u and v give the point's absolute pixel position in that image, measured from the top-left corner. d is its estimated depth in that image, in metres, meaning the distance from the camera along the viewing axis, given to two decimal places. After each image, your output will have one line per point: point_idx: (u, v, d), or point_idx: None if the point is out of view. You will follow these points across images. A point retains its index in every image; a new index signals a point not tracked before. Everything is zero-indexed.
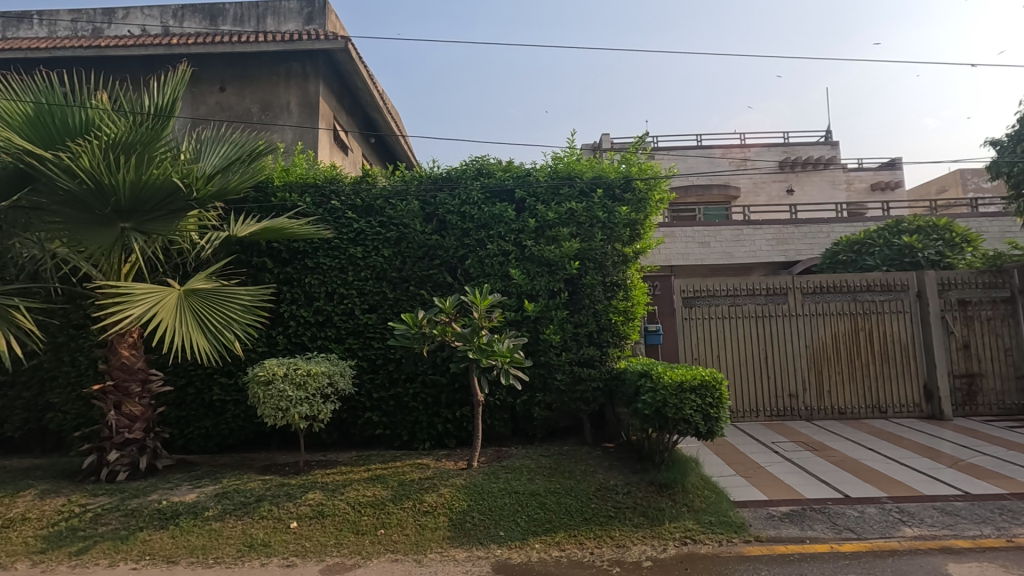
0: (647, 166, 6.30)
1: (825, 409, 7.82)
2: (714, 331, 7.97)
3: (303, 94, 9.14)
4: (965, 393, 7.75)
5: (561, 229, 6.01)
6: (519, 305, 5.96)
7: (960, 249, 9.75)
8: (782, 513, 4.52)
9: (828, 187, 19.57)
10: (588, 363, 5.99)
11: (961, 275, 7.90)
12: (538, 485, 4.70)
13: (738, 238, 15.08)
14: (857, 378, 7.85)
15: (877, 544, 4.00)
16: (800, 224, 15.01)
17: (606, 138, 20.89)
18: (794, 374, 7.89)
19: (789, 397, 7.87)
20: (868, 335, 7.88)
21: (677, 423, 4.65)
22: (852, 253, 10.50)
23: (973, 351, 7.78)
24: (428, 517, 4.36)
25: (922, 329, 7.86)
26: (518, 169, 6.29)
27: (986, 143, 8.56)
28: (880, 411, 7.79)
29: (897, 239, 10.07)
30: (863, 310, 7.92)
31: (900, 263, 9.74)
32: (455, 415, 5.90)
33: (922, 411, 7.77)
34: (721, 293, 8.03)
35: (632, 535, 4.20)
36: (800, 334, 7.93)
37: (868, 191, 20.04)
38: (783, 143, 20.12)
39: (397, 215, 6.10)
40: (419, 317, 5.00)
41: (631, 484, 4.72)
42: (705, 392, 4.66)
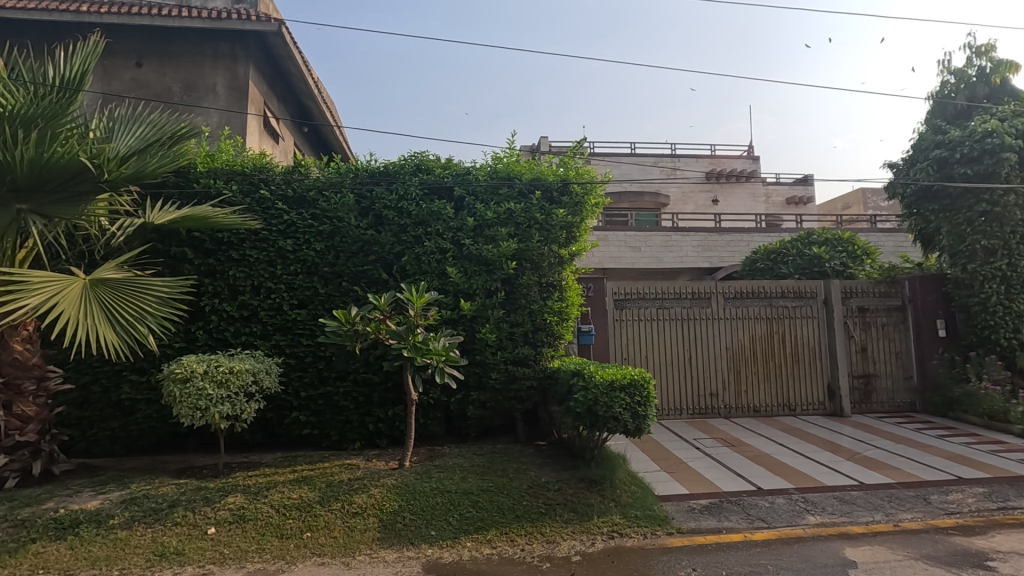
0: (585, 170, 6.43)
1: (742, 407, 8.33)
2: (643, 332, 8.28)
3: (231, 76, 8.65)
4: (862, 392, 8.49)
5: (499, 229, 6.04)
6: (455, 304, 5.94)
7: (861, 261, 10.66)
8: (702, 505, 4.77)
9: (749, 198, 20.85)
10: (522, 362, 6.05)
11: (861, 284, 8.65)
12: (471, 484, 4.70)
13: (667, 244, 15.76)
14: (770, 378, 8.41)
15: (784, 532, 4.32)
16: (723, 233, 15.89)
17: (545, 141, 21.16)
18: (714, 374, 8.34)
19: (710, 396, 8.32)
20: (781, 338, 8.46)
21: (607, 421, 4.80)
22: (769, 261, 11.27)
23: (869, 353, 8.53)
24: (358, 518, 4.25)
25: (827, 333, 8.54)
26: (457, 167, 6.28)
27: (885, 165, 9.40)
28: (789, 409, 8.39)
29: (808, 250, 10.88)
30: (778, 314, 8.50)
31: (810, 272, 10.52)
32: (387, 414, 5.78)
33: (825, 408, 8.43)
34: (651, 296, 8.36)
35: (561, 530, 4.30)
36: (721, 336, 8.40)
37: (784, 205, 21.54)
38: (710, 155, 21.21)
39: (331, 207, 5.90)
40: (353, 314, 4.85)
41: (562, 481, 4.82)
42: (634, 391, 4.83)
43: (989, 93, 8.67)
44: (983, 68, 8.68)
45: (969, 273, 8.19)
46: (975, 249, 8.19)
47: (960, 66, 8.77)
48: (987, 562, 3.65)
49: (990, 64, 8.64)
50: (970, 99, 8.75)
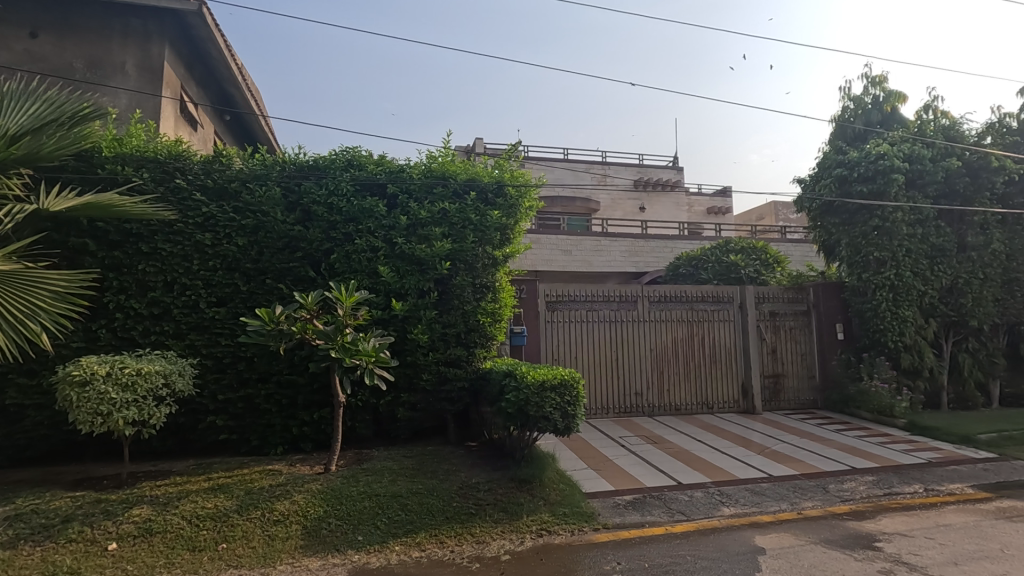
0: (520, 173, 6.47)
1: (664, 406, 8.71)
2: (573, 334, 8.46)
3: (144, 56, 8.04)
4: (771, 391, 9.12)
5: (433, 229, 5.99)
6: (386, 304, 5.83)
7: (772, 268, 11.47)
8: (626, 501, 4.96)
9: (673, 207, 21.88)
10: (454, 363, 6.02)
11: (772, 290, 9.31)
12: (401, 486, 4.62)
13: (597, 248, 16.24)
14: (690, 378, 8.85)
15: (701, 523, 4.57)
16: (649, 239, 16.58)
17: (479, 142, 21.15)
18: (640, 374, 8.67)
19: (635, 395, 8.64)
20: (700, 340, 8.94)
21: (538, 421, 4.87)
22: (691, 267, 11.90)
23: (778, 354, 9.19)
24: (280, 526, 4.07)
25: (742, 336, 9.11)
26: (391, 164, 6.17)
27: (795, 180, 10.17)
28: (707, 407, 8.86)
29: (726, 257, 11.57)
30: (698, 318, 8.97)
31: (728, 278, 11.21)
32: (313, 417, 5.56)
33: (739, 406, 8.98)
34: (581, 298, 8.57)
35: (491, 530, 4.31)
36: (647, 338, 8.74)
37: (704, 214, 22.79)
38: (638, 165, 22.06)
39: (255, 200, 5.62)
40: (277, 313, 4.61)
41: (493, 481, 4.85)
42: (564, 391, 4.94)
43: (882, 119, 9.64)
44: (877, 97, 9.67)
45: (864, 282, 8.99)
46: (869, 260, 8.99)
47: (859, 94, 9.68)
48: (876, 543, 4.04)
49: (883, 93, 9.59)
50: (866, 124, 9.67)
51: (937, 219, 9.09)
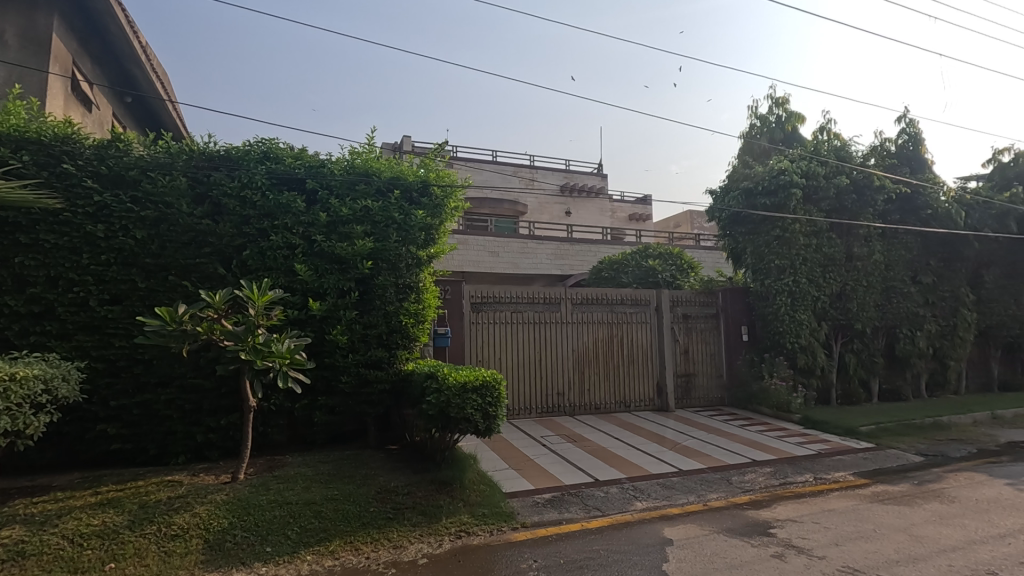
0: (445, 173, 6.42)
1: (584, 405, 8.97)
2: (497, 335, 8.52)
3: (28, 26, 7.27)
4: (684, 389, 9.63)
5: (355, 227, 5.82)
6: (304, 303, 5.60)
7: (687, 273, 12.12)
8: (545, 499, 5.07)
9: (597, 212, 22.59)
10: (375, 364, 5.87)
11: (686, 294, 9.84)
12: (316, 493, 4.45)
13: (523, 250, 16.45)
14: (609, 377, 9.17)
15: (615, 518, 4.75)
16: (574, 243, 17.01)
17: (407, 139, 20.82)
18: (562, 374, 8.87)
19: (556, 395, 8.83)
20: (619, 341, 9.28)
21: (460, 423, 4.87)
22: (612, 271, 12.34)
23: (690, 355, 9.73)
24: (178, 541, 3.79)
25: (658, 337, 9.55)
26: (311, 158, 5.94)
27: (707, 192, 10.83)
28: (624, 405, 9.22)
29: (645, 262, 12.09)
30: (617, 319, 9.32)
31: (646, 282, 11.74)
32: (220, 423, 5.23)
33: (654, 404, 9.42)
34: (505, 300, 8.65)
35: (409, 534, 4.25)
36: (569, 339, 8.96)
37: (626, 220, 23.69)
38: (565, 170, 22.59)
39: (158, 190, 5.21)
40: (180, 313, 4.30)
41: (412, 484, 4.78)
42: (485, 392, 4.96)
43: (783, 138, 10.47)
44: (780, 118, 10.52)
45: (766, 287, 9.71)
46: (771, 267, 9.72)
47: (764, 113, 10.47)
48: (770, 529, 4.37)
49: (784, 114, 10.45)
50: (769, 141, 10.48)
51: (829, 231, 9.96)
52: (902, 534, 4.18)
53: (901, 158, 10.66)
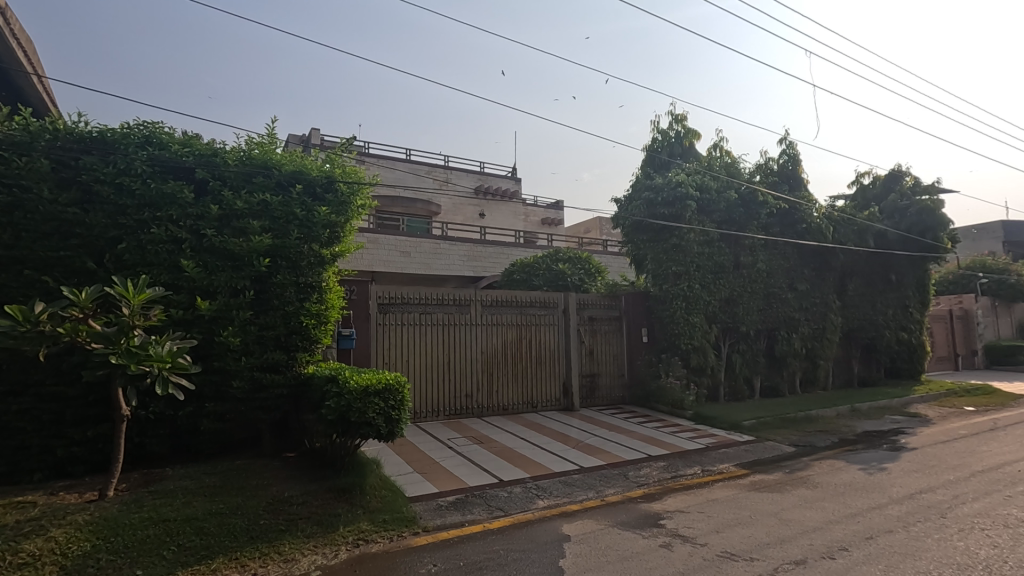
0: (352, 169, 6.18)
1: (492, 406, 9.03)
2: (405, 337, 8.36)
3: None
4: (588, 389, 9.99)
5: (251, 222, 5.48)
6: (190, 303, 5.18)
7: (594, 277, 12.57)
8: (448, 502, 5.06)
9: (510, 216, 22.90)
10: (272, 368, 5.54)
11: (592, 297, 10.21)
12: (199, 507, 4.13)
13: (436, 252, 16.27)
14: (517, 379, 9.31)
15: (517, 517, 4.83)
16: (487, 245, 17.10)
17: (316, 132, 19.93)
18: (471, 376, 8.88)
19: (465, 397, 8.82)
20: (528, 343, 9.44)
21: (361, 427, 4.73)
22: (524, 274, 12.56)
23: (595, 356, 10.11)
24: (26, 571, 3.35)
25: (565, 339, 9.83)
26: (201, 146, 5.52)
27: (612, 200, 11.32)
28: (532, 406, 9.40)
29: (555, 265, 12.40)
30: (527, 322, 9.48)
31: (556, 285, 12.06)
32: (86, 435, 4.70)
33: (561, 404, 9.69)
34: (414, 301, 8.51)
35: (302, 546, 4.06)
36: (478, 341, 8.99)
37: (539, 224, 24.20)
38: (479, 172, 22.69)
39: (13, 173, 4.61)
40: (37, 311, 3.81)
41: (308, 493, 4.57)
42: (389, 395, 4.85)
43: (681, 152, 11.17)
44: (678, 133, 11.19)
45: (665, 292, 10.33)
46: (669, 273, 10.36)
47: (665, 128, 11.13)
48: (660, 521, 4.63)
49: (682, 130, 11.16)
50: (669, 155, 11.14)
51: (721, 241, 10.76)
52: (773, 518, 4.60)
53: (782, 177, 11.75)
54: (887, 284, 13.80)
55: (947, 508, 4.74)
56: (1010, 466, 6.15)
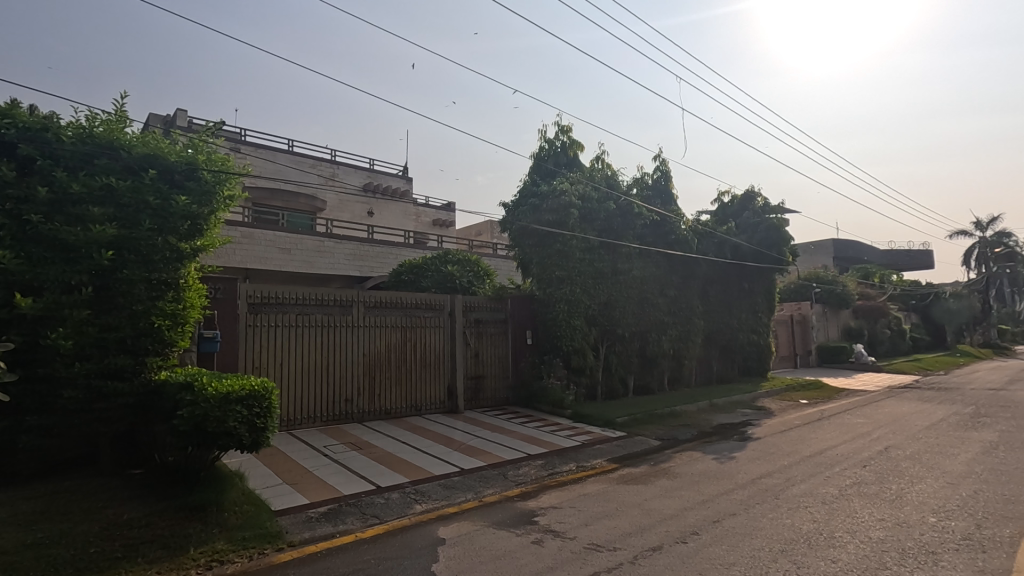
0: (220, 156, 5.66)
1: (374, 411, 8.75)
2: (279, 339, 7.83)
3: None
4: (473, 391, 10.04)
5: (91, 208, 4.82)
6: (7, 300, 4.42)
7: (483, 280, 12.65)
8: (319, 513, 4.82)
9: (400, 215, 22.44)
10: (115, 375, 4.91)
11: (478, 300, 10.28)
12: (9, 539, 3.54)
13: (319, 249, 15.46)
14: (401, 382, 9.10)
15: (392, 524, 4.71)
16: (375, 245, 16.57)
17: (183, 113, 18.10)
18: (351, 380, 8.53)
19: (344, 402, 8.45)
20: (412, 346, 9.27)
21: (220, 437, 4.35)
22: (412, 275, 12.35)
23: (480, 358, 10.19)
24: None
25: (450, 341, 9.80)
26: (27, 118, 4.76)
27: (501, 204, 11.52)
28: (415, 409, 9.24)
29: (445, 267, 12.32)
30: (411, 324, 9.30)
31: (445, 287, 12.00)
32: None
33: (445, 406, 9.64)
34: (289, 302, 8.00)
35: (144, 573, 3.64)
36: (360, 343, 8.66)
37: (430, 225, 23.92)
38: (368, 169, 22.02)
39: None
40: None
41: (153, 515, 4.12)
42: (253, 402, 4.51)
43: (566, 161, 11.65)
44: (563, 143, 11.66)
45: (548, 295, 10.72)
46: (553, 277, 10.77)
47: (551, 138, 11.56)
48: (535, 518, 4.77)
49: (568, 141, 11.65)
50: (554, 163, 11.58)
51: (601, 248, 11.36)
52: (637, 509, 4.93)
53: (655, 191, 12.71)
54: (742, 292, 15.43)
55: (780, 490, 5.39)
56: (830, 451, 7.15)
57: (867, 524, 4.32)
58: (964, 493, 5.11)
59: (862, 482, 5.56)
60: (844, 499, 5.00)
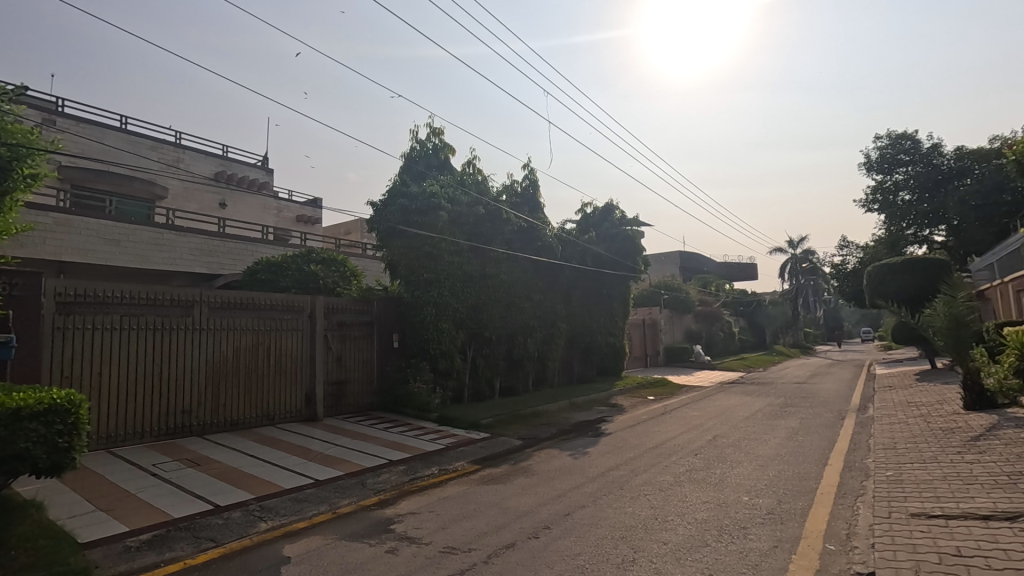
0: (21, 128, 4.74)
1: (218, 422, 7.94)
2: (97, 344, 6.80)
3: None
4: (334, 397, 9.55)
5: None
6: None
7: (350, 280, 12.08)
8: (141, 541, 4.25)
9: (258, 209, 20.74)
10: None
11: (342, 301, 9.82)
12: None
13: (157, 242, 13.72)
14: (251, 389, 8.37)
15: (230, 546, 4.30)
16: (226, 239, 15.09)
17: None
18: (190, 389, 7.66)
19: (182, 414, 7.56)
20: (265, 350, 8.58)
21: (5, 461, 3.65)
22: (270, 273, 11.47)
23: (342, 362, 9.73)
24: None
25: (310, 345, 9.23)
26: None
27: (369, 203, 11.12)
28: (267, 419, 8.55)
29: (307, 266, 11.58)
30: (265, 327, 8.60)
31: (306, 287, 11.28)
32: None
33: (302, 414, 9.04)
34: (113, 301, 6.99)
35: None
36: (203, 348, 7.82)
37: (293, 222, 22.40)
38: (221, 156, 20.07)
39: None
40: None
41: None
42: (55, 419, 3.85)
43: (437, 163, 11.60)
44: (435, 145, 11.59)
45: (416, 297, 10.60)
46: (421, 280, 10.68)
47: (422, 138, 11.45)
48: (391, 526, 4.66)
49: (439, 143, 11.60)
50: (425, 165, 11.48)
51: (471, 252, 11.47)
52: (495, 508, 5.04)
53: (523, 198, 13.16)
54: (601, 297, 16.52)
55: (625, 481, 5.84)
56: (670, 442, 7.91)
57: (694, 506, 4.85)
58: (771, 473, 5.95)
59: (693, 469, 6.23)
60: (678, 485, 5.56)
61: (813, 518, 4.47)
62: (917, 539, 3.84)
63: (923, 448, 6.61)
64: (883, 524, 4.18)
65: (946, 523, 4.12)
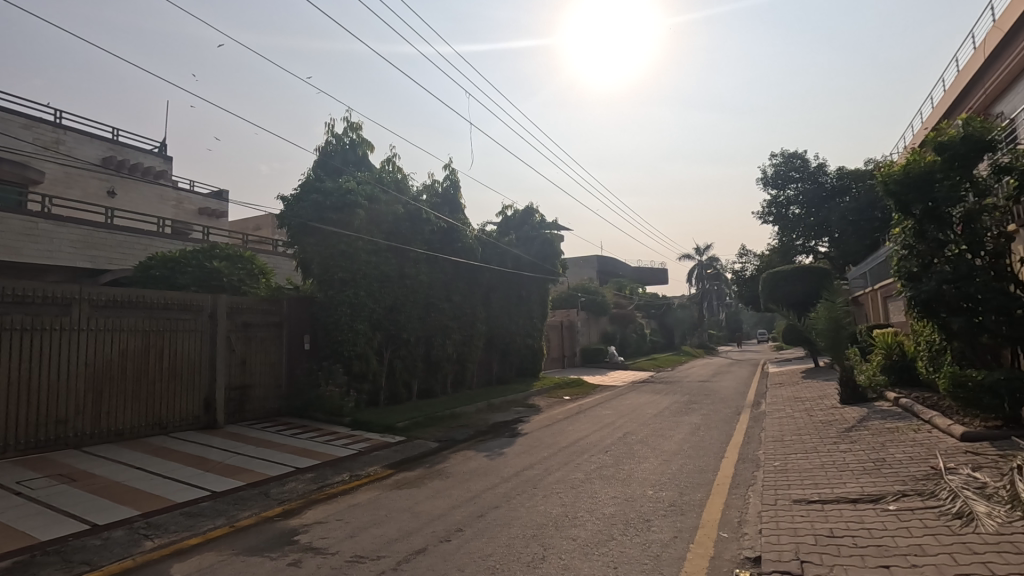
0: None
1: (100, 432, 7.20)
2: None
3: None
4: (236, 402, 8.95)
5: None
6: None
7: (257, 279, 11.40)
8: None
9: (154, 199, 19.07)
10: None
11: (247, 301, 9.26)
12: None
13: (29, 232, 12.24)
14: (141, 395, 7.67)
15: (109, 569, 3.91)
16: (115, 232, 13.75)
17: None
18: (66, 396, 6.88)
19: (55, 424, 6.77)
20: (158, 352, 7.89)
21: None
22: (165, 270, 10.57)
23: (246, 366, 9.16)
24: None
25: (210, 347, 8.60)
26: None
27: (280, 198, 10.58)
28: (159, 427, 7.87)
29: (209, 262, 10.79)
30: (158, 327, 7.92)
31: (207, 285, 10.51)
32: None
33: (200, 422, 8.40)
34: None
35: None
36: (82, 351, 7.06)
37: (195, 214, 20.80)
38: (110, 139, 18.27)
39: None
40: None
41: None
42: None
43: (355, 160, 11.25)
44: (353, 141, 11.24)
45: (329, 297, 10.20)
46: (335, 280, 10.30)
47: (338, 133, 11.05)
48: (295, 537, 4.44)
49: (357, 139, 11.25)
50: (341, 160, 11.08)
51: (388, 251, 11.20)
52: (406, 513, 4.94)
53: (444, 199, 13.06)
54: (520, 299, 16.69)
55: (539, 480, 5.94)
56: (583, 441, 8.14)
57: (602, 502, 5.02)
58: (674, 467, 6.29)
59: (604, 466, 6.45)
60: (589, 482, 5.72)
61: (709, 508, 4.77)
62: (798, 523, 4.20)
63: (806, 440, 7.27)
64: (770, 511, 4.53)
65: (821, 507, 4.56)
